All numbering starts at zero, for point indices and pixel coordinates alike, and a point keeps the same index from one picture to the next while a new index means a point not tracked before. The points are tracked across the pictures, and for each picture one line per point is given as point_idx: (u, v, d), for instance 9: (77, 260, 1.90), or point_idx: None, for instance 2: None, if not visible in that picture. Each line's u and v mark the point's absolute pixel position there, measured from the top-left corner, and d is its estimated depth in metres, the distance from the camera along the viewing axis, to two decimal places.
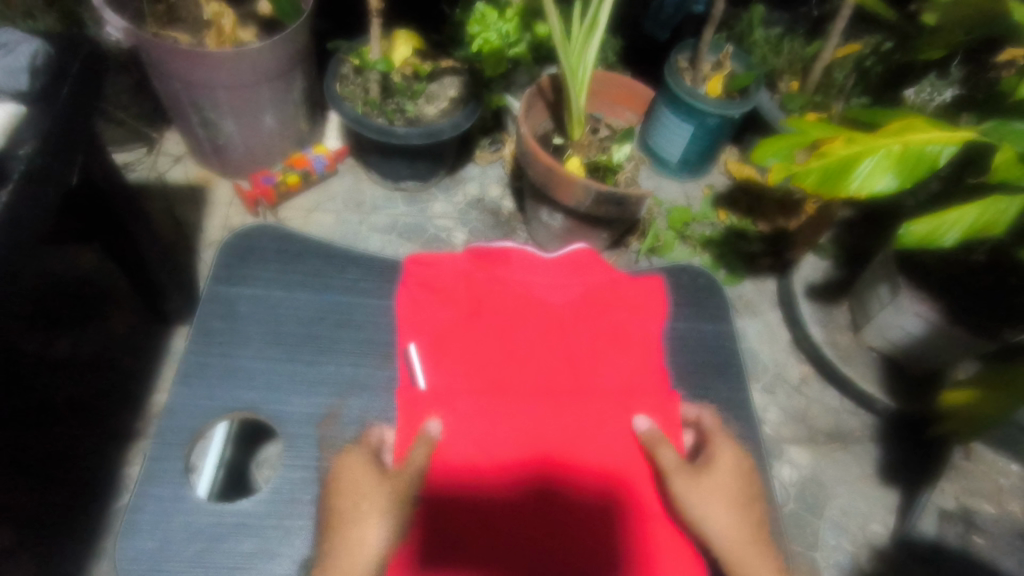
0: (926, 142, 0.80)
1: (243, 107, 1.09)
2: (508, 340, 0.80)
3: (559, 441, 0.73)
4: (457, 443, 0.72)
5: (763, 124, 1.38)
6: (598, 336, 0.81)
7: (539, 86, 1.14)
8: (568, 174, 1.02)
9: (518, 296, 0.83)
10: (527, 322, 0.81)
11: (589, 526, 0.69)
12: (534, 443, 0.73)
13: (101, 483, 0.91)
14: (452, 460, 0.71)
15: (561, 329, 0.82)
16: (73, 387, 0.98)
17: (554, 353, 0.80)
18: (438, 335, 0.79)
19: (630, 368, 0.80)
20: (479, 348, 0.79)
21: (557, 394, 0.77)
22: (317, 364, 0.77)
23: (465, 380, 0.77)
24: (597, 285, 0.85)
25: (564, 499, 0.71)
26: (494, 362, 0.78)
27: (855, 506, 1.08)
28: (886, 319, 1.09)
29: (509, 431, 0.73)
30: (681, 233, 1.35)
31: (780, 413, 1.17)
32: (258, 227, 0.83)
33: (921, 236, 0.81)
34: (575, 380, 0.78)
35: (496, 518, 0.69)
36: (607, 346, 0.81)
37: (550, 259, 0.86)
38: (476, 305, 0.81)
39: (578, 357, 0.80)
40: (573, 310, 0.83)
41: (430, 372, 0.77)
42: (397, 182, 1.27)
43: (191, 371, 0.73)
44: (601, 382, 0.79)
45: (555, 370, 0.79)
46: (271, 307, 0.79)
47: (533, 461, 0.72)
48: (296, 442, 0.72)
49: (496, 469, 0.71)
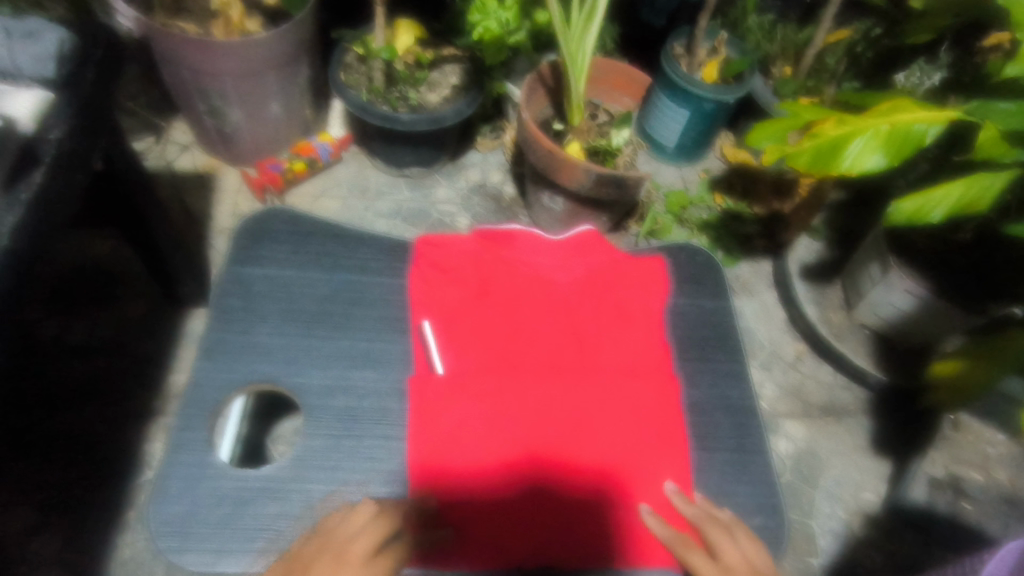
0: (914, 121, 0.83)
1: (251, 96, 1.11)
2: (516, 320, 0.85)
3: (563, 414, 0.78)
4: (468, 414, 0.76)
5: (757, 109, 1.41)
6: (600, 316, 0.86)
7: (539, 73, 1.16)
8: (569, 157, 1.05)
9: (525, 279, 0.89)
10: (532, 302, 0.87)
11: (589, 495, 0.74)
12: (540, 415, 0.78)
13: (120, 461, 0.94)
14: (463, 428, 0.75)
15: (565, 310, 0.87)
16: (91, 369, 1.01)
17: (559, 333, 0.85)
18: (448, 313, 0.84)
19: (631, 346, 0.84)
20: (488, 327, 0.84)
21: (563, 370, 0.81)
22: (332, 339, 0.79)
23: (474, 357, 0.82)
24: (600, 268, 0.91)
25: (567, 467, 0.75)
26: (502, 340, 0.83)
27: (847, 475, 1.12)
28: (876, 296, 1.13)
29: (516, 404, 0.78)
30: (679, 217, 1.38)
31: (776, 388, 1.20)
32: (271, 211, 0.86)
33: (909, 213, 0.84)
34: (580, 357, 0.83)
35: (501, 486, 0.73)
36: (610, 326, 0.86)
37: (554, 242, 0.93)
38: (485, 287, 0.87)
39: (582, 337, 0.85)
40: (578, 292, 0.88)
41: (443, 348, 0.82)
42: (401, 168, 1.30)
43: (213, 346, 0.76)
44: (604, 360, 0.83)
45: (561, 348, 0.83)
46: (286, 285, 0.81)
47: (538, 432, 0.76)
48: (314, 413, 0.74)
49: (504, 439, 0.75)
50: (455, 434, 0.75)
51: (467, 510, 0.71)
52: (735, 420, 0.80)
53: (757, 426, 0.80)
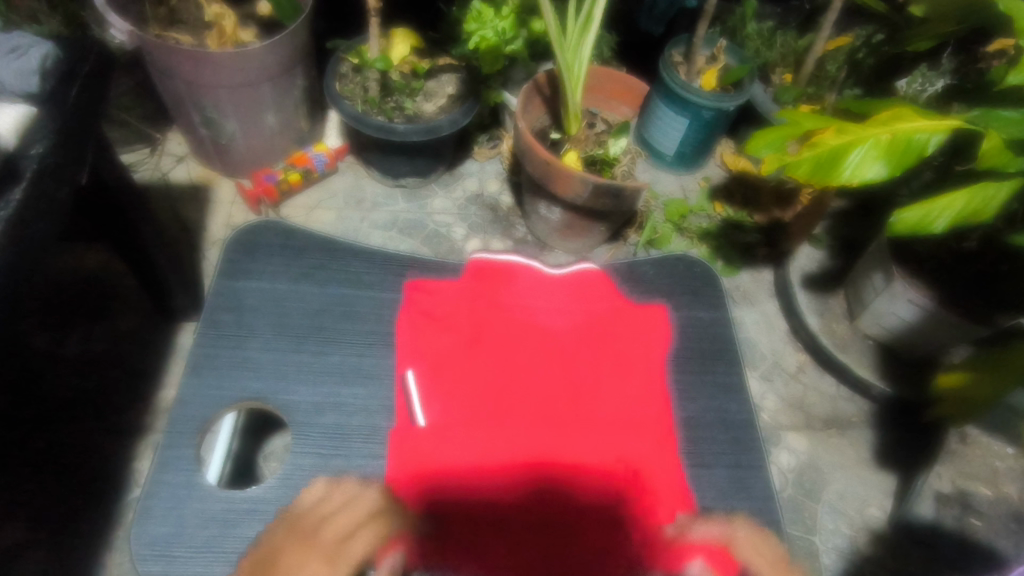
0: (915, 130, 0.81)
1: (246, 107, 1.11)
2: (514, 358, 0.82)
3: (564, 454, 0.76)
4: (467, 455, 0.74)
5: (757, 117, 1.40)
6: (601, 354, 0.84)
7: (536, 82, 1.15)
8: (565, 167, 1.04)
9: (521, 321, 0.86)
10: (529, 345, 0.84)
11: (593, 533, 0.71)
12: (541, 454, 0.75)
13: (109, 478, 0.93)
14: (462, 467, 0.73)
15: (564, 346, 0.84)
16: (82, 383, 0.99)
17: (559, 371, 0.82)
18: (443, 351, 0.81)
19: (634, 385, 0.82)
20: (486, 365, 0.81)
21: (563, 410, 0.79)
22: (322, 355, 0.77)
23: (472, 396, 0.79)
24: (600, 311, 0.88)
25: (570, 505, 0.73)
26: (501, 379, 0.81)
27: (852, 490, 1.09)
28: (880, 305, 1.11)
29: (517, 443, 0.76)
30: (678, 226, 1.36)
31: (778, 400, 1.18)
32: (263, 222, 0.85)
33: (913, 223, 0.82)
34: (582, 396, 0.81)
35: (504, 523, 0.70)
36: (610, 364, 0.83)
37: (552, 283, 0.90)
38: (482, 324, 0.84)
39: (582, 376, 0.82)
40: (577, 328, 0.86)
41: (439, 386, 0.79)
42: (397, 178, 1.29)
43: (201, 361, 0.74)
44: (606, 400, 0.81)
45: (561, 387, 0.81)
46: (277, 299, 0.80)
47: (540, 471, 0.74)
48: (304, 431, 0.72)
49: (504, 479, 0.73)
50: (455, 472, 0.73)
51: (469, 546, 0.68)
52: (734, 437, 0.78)
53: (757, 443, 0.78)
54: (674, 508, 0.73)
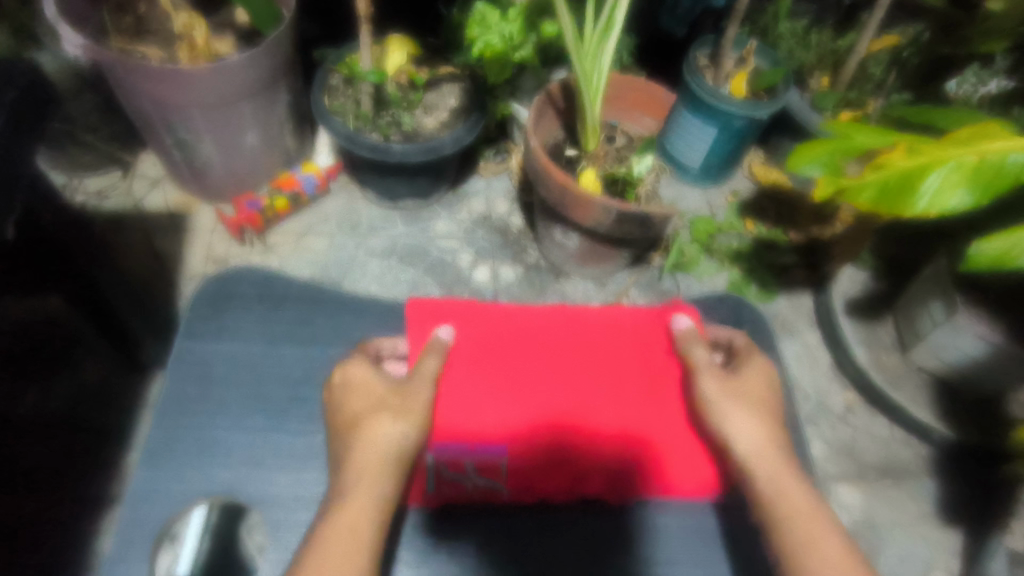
0: (1006, 151, 0.68)
1: (223, 126, 0.98)
2: (543, 353, 0.79)
3: (584, 466, 0.72)
4: (486, 460, 0.72)
5: (790, 126, 1.27)
6: (632, 352, 0.80)
7: (548, 93, 1.03)
8: (584, 192, 0.91)
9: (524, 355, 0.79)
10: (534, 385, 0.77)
11: (615, 552, 0.69)
12: (559, 466, 0.72)
13: (69, 560, 0.81)
14: (483, 475, 0.71)
15: (594, 343, 0.81)
16: (40, 448, 0.88)
17: (587, 372, 0.79)
18: (470, 342, 0.78)
19: (660, 387, 0.78)
20: (513, 360, 0.78)
21: (586, 413, 0.76)
22: (305, 434, 0.65)
23: (493, 394, 0.76)
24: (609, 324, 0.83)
25: (593, 521, 0.71)
26: (527, 376, 0.77)
27: (914, 551, 0.96)
28: (940, 339, 0.98)
29: (536, 454, 0.73)
30: (707, 246, 1.23)
31: (825, 446, 1.05)
32: (238, 271, 0.74)
33: (995, 256, 0.70)
34: (608, 399, 0.77)
35: (527, 539, 0.69)
36: (641, 363, 0.80)
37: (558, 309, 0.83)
38: (514, 318, 0.81)
39: (610, 374, 0.79)
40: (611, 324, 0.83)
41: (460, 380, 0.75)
42: (395, 200, 1.17)
43: (159, 447, 0.62)
44: (632, 402, 0.77)
45: (587, 389, 0.77)
46: (252, 364, 0.68)
47: (560, 486, 0.71)
48: (283, 532, 0.60)
49: (526, 490, 0.71)
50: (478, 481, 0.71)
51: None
52: None
53: None
54: (699, 524, 0.72)
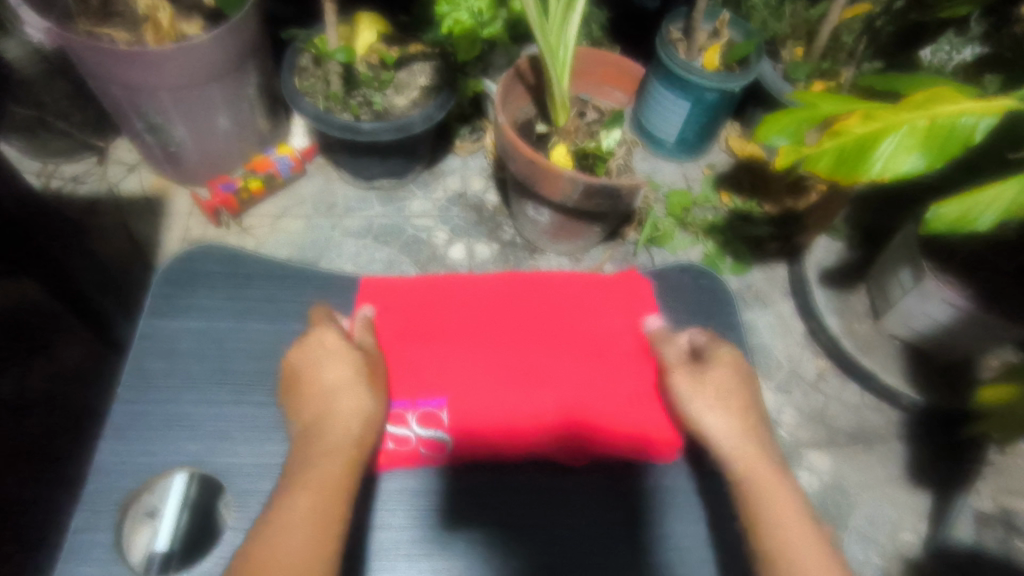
0: (959, 113, 0.68)
1: (193, 109, 0.99)
2: (494, 316, 0.76)
3: (530, 423, 0.69)
4: (429, 414, 0.69)
5: (766, 98, 1.27)
6: (584, 316, 0.78)
7: (517, 69, 1.03)
8: (551, 166, 0.92)
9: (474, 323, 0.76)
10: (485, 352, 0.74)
11: (604, 515, 0.65)
12: (506, 422, 0.69)
13: (53, 536, 0.84)
14: (426, 429, 0.68)
15: (544, 304, 0.78)
16: (21, 430, 0.90)
17: (536, 331, 0.76)
18: (417, 303, 0.76)
19: (611, 347, 0.75)
20: (462, 321, 0.76)
21: (534, 371, 0.73)
22: (270, 406, 0.66)
23: (440, 356, 0.73)
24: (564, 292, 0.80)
25: (559, 485, 0.66)
26: (476, 336, 0.75)
27: (882, 512, 0.99)
28: (909, 306, 0.99)
29: (482, 411, 0.70)
30: (682, 220, 1.24)
31: (797, 413, 1.07)
32: (202, 248, 0.75)
33: (952, 220, 0.68)
34: (559, 359, 0.74)
35: (497, 503, 0.65)
36: (593, 325, 0.77)
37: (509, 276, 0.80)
38: (464, 281, 0.79)
39: (564, 334, 0.76)
40: (565, 287, 0.80)
41: (405, 339, 0.73)
42: (370, 180, 1.17)
43: (125, 421, 0.63)
44: (582, 363, 0.74)
45: (536, 348, 0.74)
46: (217, 340, 0.69)
47: (507, 441, 0.68)
48: (247, 500, 0.61)
49: (475, 450, 0.67)
50: (421, 437, 0.67)
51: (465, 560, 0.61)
52: None
53: None
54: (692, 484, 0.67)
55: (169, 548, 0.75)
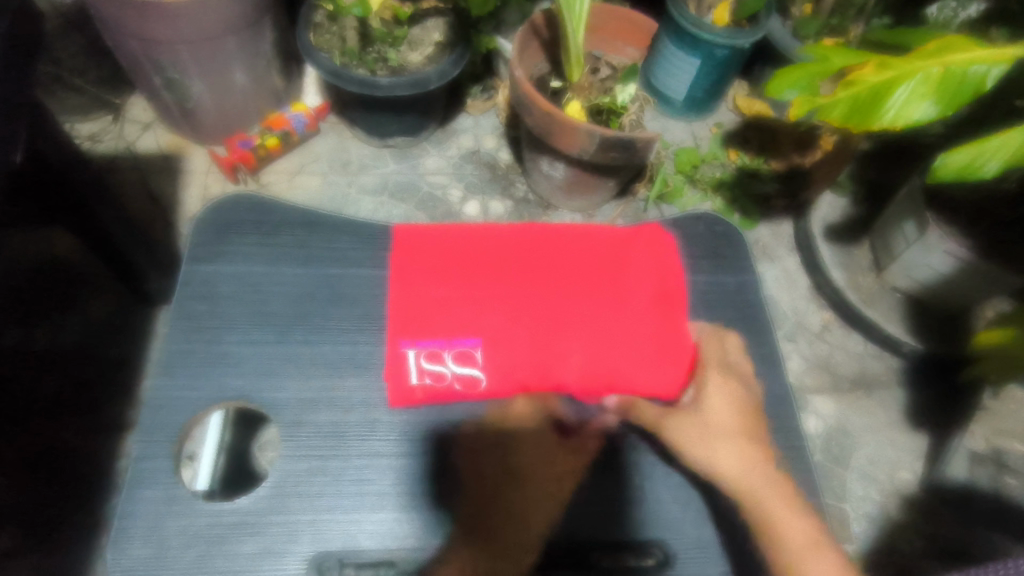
0: (970, 61, 0.70)
1: (211, 64, 0.99)
2: (522, 266, 0.78)
3: (557, 366, 0.72)
4: (464, 353, 0.72)
5: (775, 55, 1.29)
6: (609, 264, 0.79)
7: (532, 24, 1.03)
8: (568, 119, 0.94)
9: (503, 270, 0.77)
10: (512, 298, 0.76)
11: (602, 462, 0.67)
12: (535, 363, 0.72)
13: (96, 477, 0.88)
14: (460, 369, 0.70)
15: (569, 252, 0.80)
16: (59, 379, 0.93)
17: (562, 279, 0.78)
18: (448, 252, 0.78)
19: (635, 294, 0.77)
20: (491, 269, 0.77)
21: (561, 316, 0.75)
22: (309, 345, 0.69)
23: (471, 300, 0.75)
24: (591, 245, 0.80)
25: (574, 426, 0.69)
26: (506, 282, 0.77)
27: (883, 453, 1.04)
28: (911, 257, 1.02)
29: (511, 353, 0.72)
30: (690, 177, 1.27)
31: (802, 361, 1.12)
32: (234, 197, 0.77)
33: (959, 168, 0.70)
34: (585, 306, 0.76)
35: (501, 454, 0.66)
36: (617, 273, 0.79)
37: (537, 228, 0.81)
38: (493, 229, 0.80)
39: (590, 284, 0.78)
40: (591, 237, 0.81)
41: (439, 283, 0.76)
42: (385, 138, 1.19)
43: (173, 359, 0.66)
44: (608, 312, 0.76)
45: (563, 294, 0.77)
46: (256, 284, 0.72)
47: (535, 381, 0.71)
48: (293, 432, 0.65)
49: (504, 389, 0.70)
50: (455, 375, 0.70)
51: (479, 500, 0.63)
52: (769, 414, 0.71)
53: (794, 421, 0.71)
54: None
55: (210, 487, 0.79)
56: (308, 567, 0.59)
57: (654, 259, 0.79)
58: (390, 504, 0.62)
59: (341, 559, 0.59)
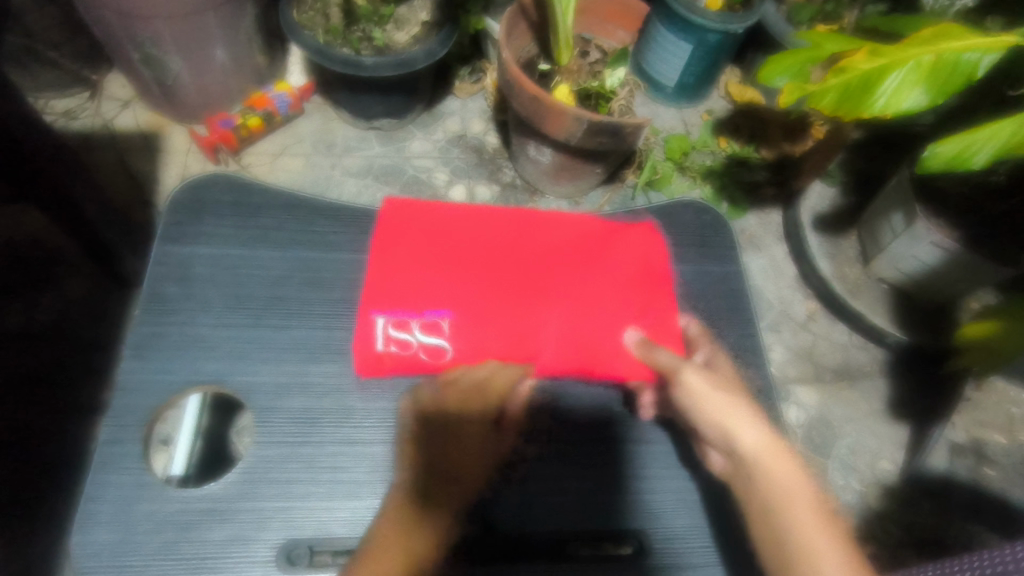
0: (964, 49, 0.69)
1: (189, 40, 0.96)
2: (503, 248, 0.78)
3: (525, 342, 0.72)
4: (432, 323, 0.72)
5: (768, 42, 1.27)
6: (589, 248, 0.79)
7: (521, 4, 1.01)
8: (555, 103, 0.92)
9: (483, 250, 0.77)
10: (487, 278, 0.76)
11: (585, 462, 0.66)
12: (503, 339, 0.72)
13: (68, 460, 0.87)
14: (426, 339, 0.71)
15: (550, 234, 0.80)
16: (32, 360, 0.92)
17: (539, 259, 0.78)
18: (432, 227, 0.78)
19: (611, 281, 0.77)
20: (471, 247, 0.77)
21: (535, 294, 0.75)
22: (285, 329, 0.68)
23: (446, 274, 0.75)
24: (576, 237, 0.80)
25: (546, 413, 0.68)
26: (483, 258, 0.77)
27: (864, 443, 1.04)
28: (898, 249, 1.02)
29: (481, 327, 0.73)
30: (680, 164, 1.25)
31: (787, 351, 1.12)
32: (208, 177, 0.75)
33: (949, 158, 0.69)
34: (560, 286, 0.76)
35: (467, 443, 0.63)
36: (597, 256, 0.79)
37: (525, 213, 0.81)
38: (476, 207, 0.80)
39: (568, 273, 0.77)
40: (577, 227, 0.81)
41: (415, 254, 0.76)
42: (370, 120, 1.16)
43: (145, 342, 0.65)
44: (583, 301, 0.75)
45: (539, 273, 0.77)
46: (230, 267, 0.70)
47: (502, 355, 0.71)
48: (267, 417, 0.63)
49: (466, 362, 0.70)
50: (422, 345, 0.70)
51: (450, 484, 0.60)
52: None
53: (774, 412, 0.71)
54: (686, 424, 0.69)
55: (186, 472, 0.77)
56: (278, 555, 0.58)
57: (641, 255, 0.78)
58: (363, 493, 0.61)
59: (311, 547, 0.59)
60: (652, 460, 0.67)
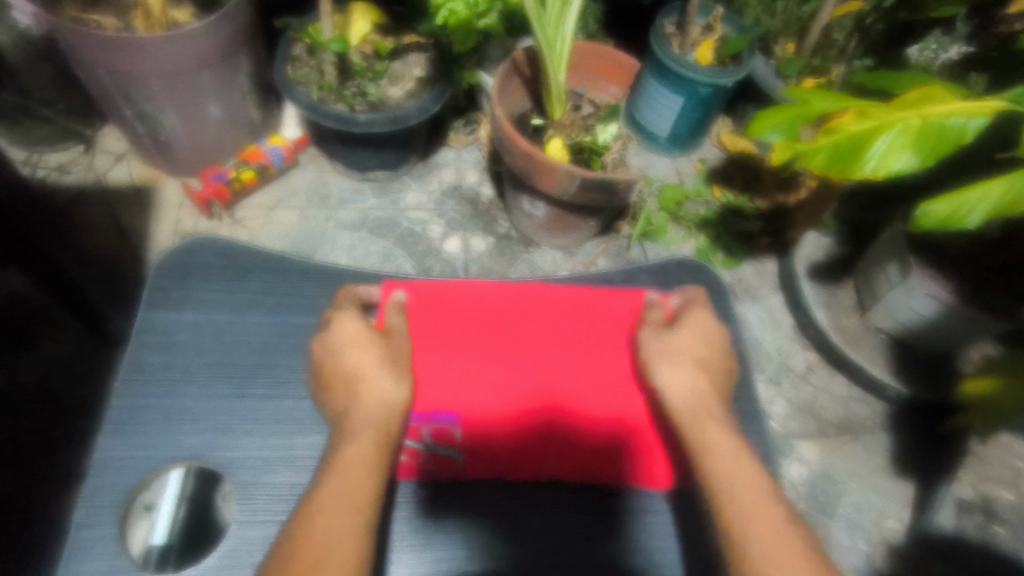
0: (950, 114, 0.70)
1: (183, 98, 0.97)
2: (503, 331, 0.73)
3: (534, 438, 0.67)
4: (441, 428, 0.67)
5: (758, 93, 1.29)
6: (592, 327, 0.74)
7: (513, 62, 1.02)
8: (548, 161, 0.92)
9: (480, 337, 0.72)
10: (492, 367, 0.70)
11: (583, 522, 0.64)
12: (512, 442, 0.67)
13: (46, 530, 0.83)
14: (437, 447, 0.66)
15: (553, 311, 0.74)
16: (14, 423, 0.89)
17: (541, 339, 0.73)
18: (425, 313, 0.72)
19: (616, 358, 0.73)
20: (470, 334, 0.72)
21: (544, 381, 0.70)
22: (271, 400, 0.66)
23: (450, 367, 0.70)
24: (574, 312, 0.74)
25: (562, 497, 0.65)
26: (487, 345, 0.72)
27: (868, 501, 1.02)
28: (895, 299, 1.01)
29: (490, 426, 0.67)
30: (674, 215, 1.25)
31: (787, 405, 1.10)
32: (198, 242, 0.74)
33: (941, 218, 0.68)
34: (566, 371, 0.71)
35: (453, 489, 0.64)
36: (601, 334, 0.74)
37: (518, 289, 0.75)
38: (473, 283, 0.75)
39: (573, 352, 0.73)
40: (574, 302, 0.75)
41: (419, 347, 0.70)
42: (364, 172, 1.17)
43: (125, 416, 0.63)
44: (594, 385, 0.71)
45: (545, 359, 0.72)
46: (217, 334, 0.69)
47: (510, 454, 0.66)
48: (250, 494, 0.61)
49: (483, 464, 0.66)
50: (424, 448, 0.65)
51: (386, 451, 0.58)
52: None
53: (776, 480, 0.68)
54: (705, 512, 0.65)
55: (168, 540, 0.74)
56: None
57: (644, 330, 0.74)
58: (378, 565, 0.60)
59: None
60: (659, 531, 0.64)
